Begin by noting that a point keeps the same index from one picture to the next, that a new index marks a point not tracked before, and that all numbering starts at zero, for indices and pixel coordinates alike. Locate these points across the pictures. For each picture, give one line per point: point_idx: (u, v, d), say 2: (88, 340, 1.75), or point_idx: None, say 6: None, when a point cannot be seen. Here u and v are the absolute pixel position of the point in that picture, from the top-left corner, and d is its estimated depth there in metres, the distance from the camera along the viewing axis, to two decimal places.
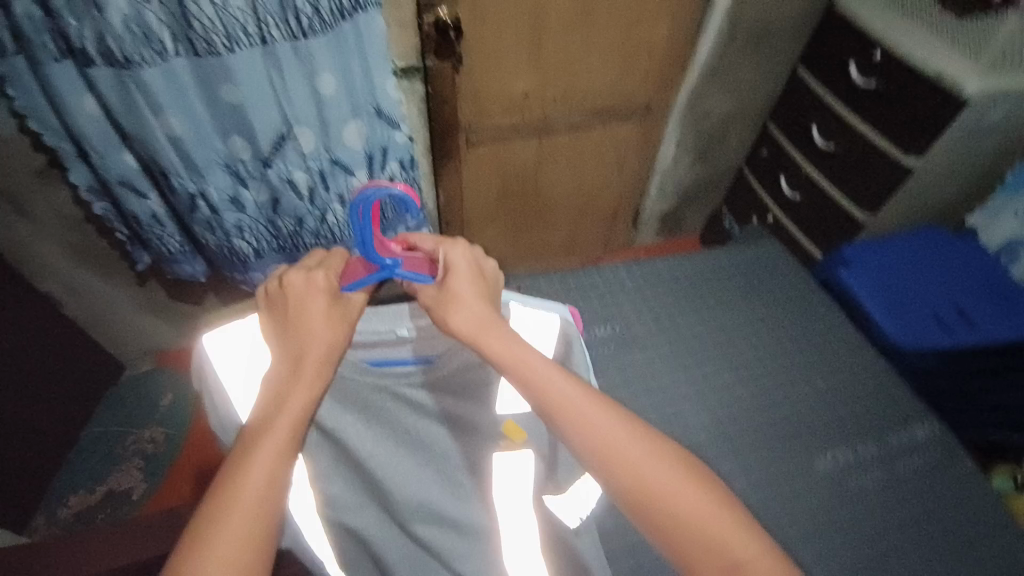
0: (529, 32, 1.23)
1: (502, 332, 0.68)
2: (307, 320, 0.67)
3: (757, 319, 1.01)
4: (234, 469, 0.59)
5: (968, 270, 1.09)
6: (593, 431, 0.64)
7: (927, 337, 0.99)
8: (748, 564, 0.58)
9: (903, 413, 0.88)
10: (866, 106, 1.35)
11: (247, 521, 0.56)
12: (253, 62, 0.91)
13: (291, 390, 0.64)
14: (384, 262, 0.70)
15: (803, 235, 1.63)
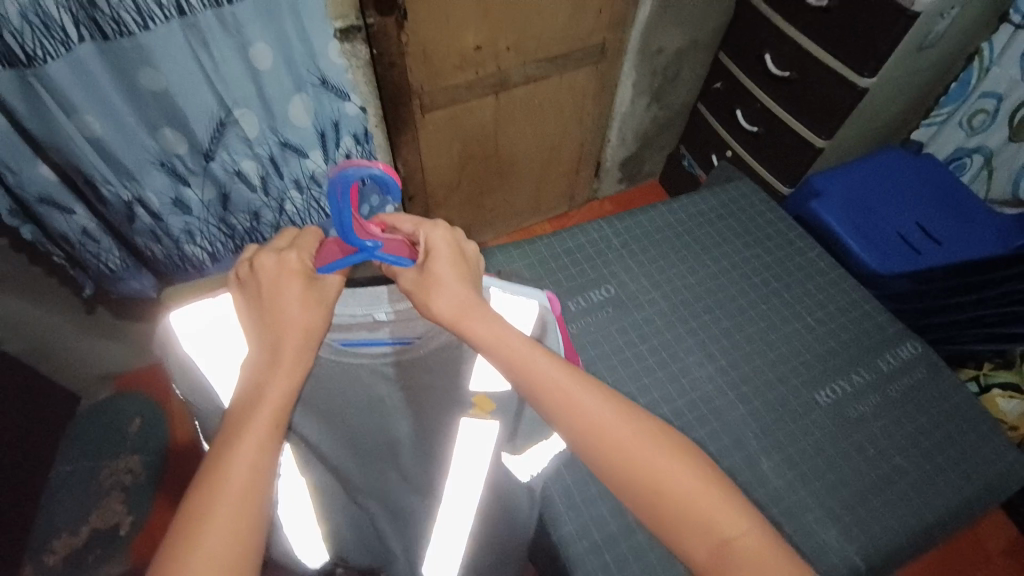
0: None
1: (486, 314, 0.62)
2: (277, 300, 0.59)
3: (746, 261, 1.01)
4: (212, 462, 0.53)
5: (915, 196, 1.13)
6: (581, 416, 0.62)
7: (901, 261, 1.04)
8: (737, 540, 0.58)
9: (889, 336, 0.93)
10: (816, 28, 1.31)
11: (237, 513, 0.51)
12: (176, 40, 0.78)
13: (268, 376, 0.57)
14: (364, 244, 0.61)
15: (764, 168, 1.65)
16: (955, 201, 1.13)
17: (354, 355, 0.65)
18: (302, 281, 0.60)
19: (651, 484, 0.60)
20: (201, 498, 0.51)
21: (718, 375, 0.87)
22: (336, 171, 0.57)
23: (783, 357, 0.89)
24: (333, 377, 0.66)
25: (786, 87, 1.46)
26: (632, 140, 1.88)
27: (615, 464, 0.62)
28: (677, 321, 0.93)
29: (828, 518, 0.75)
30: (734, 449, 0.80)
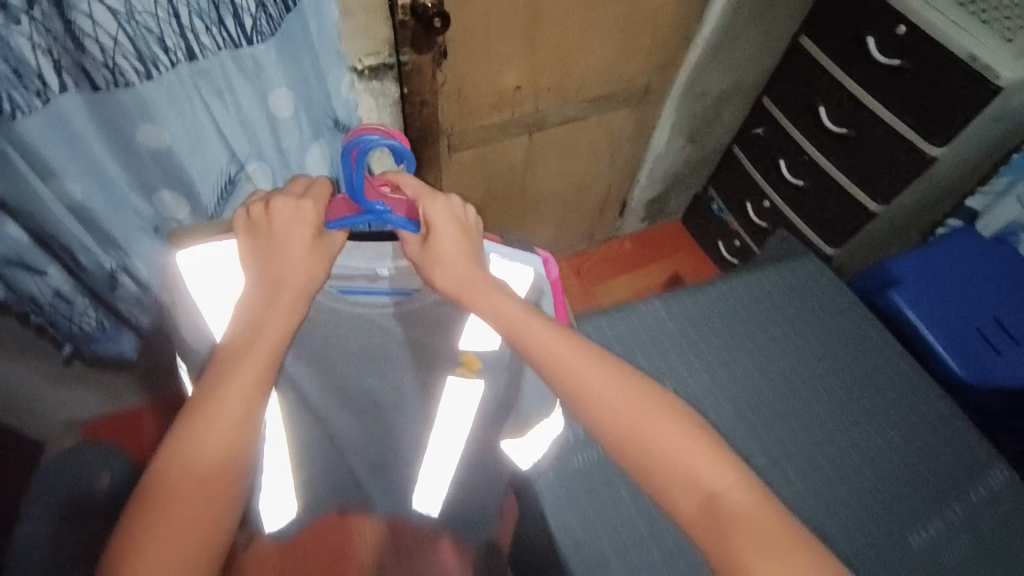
0: (523, 13, 0.98)
1: (484, 286, 0.66)
2: (284, 246, 0.62)
3: (818, 361, 0.93)
4: (209, 389, 0.60)
5: (997, 292, 1.03)
6: (584, 389, 0.68)
7: (991, 372, 0.94)
8: (724, 495, 0.64)
9: (975, 458, 0.87)
10: (885, 88, 1.20)
11: (228, 438, 0.59)
12: (186, 88, 0.65)
13: (269, 314, 0.62)
14: (372, 206, 0.66)
15: (808, 227, 1.55)
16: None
17: (359, 302, 0.72)
18: (312, 233, 0.64)
19: (643, 445, 0.67)
20: (200, 410, 0.59)
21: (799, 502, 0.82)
22: (359, 136, 0.63)
23: (861, 480, 0.84)
24: (342, 327, 0.74)
25: (841, 145, 1.35)
26: (662, 182, 1.77)
27: (608, 428, 0.68)
28: (748, 432, 0.86)
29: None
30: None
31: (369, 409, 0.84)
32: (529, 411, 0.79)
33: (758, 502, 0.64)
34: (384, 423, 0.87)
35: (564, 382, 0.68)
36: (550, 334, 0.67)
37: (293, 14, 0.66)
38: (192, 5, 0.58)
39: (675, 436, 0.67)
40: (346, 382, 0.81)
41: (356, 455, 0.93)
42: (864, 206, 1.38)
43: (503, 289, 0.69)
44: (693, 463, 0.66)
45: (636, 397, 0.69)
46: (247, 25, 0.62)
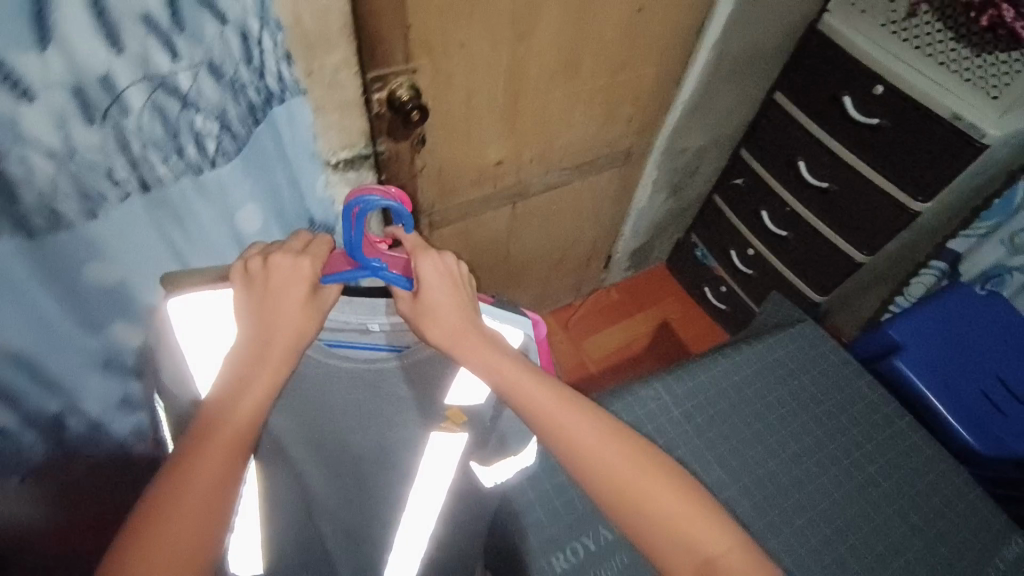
0: (504, 94, 0.95)
1: (478, 342, 0.64)
2: (277, 298, 0.60)
3: (832, 440, 0.89)
4: (192, 448, 0.56)
5: (1002, 350, 0.99)
6: (581, 449, 0.66)
7: (1011, 442, 0.90)
8: (721, 559, 0.65)
9: (1001, 534, 0.83)
10: (864, 146, 1.20)
11: (208, 491, 0.55)
12: (148, 213, 0.67)
13: (255, 372, 0.59)
14: (369, 262, 0.63)
15: (795, 275, 1.54)
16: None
17: (346, 359, 0.69)
18: (306, 292, 0.61)
19: (641, 509, 0.66)
20: (183, 462, 0.56)
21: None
22: (356, 196, 0.59)
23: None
24: (325, 383, 0.70)
25: (822, 198, 1.35)
26: (644, 233, 1.75)
27: (600, 484, 0.66)
28: (775, 535, 0.79)
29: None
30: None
31: (347, 468, 0.77)
32: (508, 444, 0.77)
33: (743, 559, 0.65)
34: (365, 492, 0.80)
35: (552, 436, 0.66)
36: (545, 392, 0.66)
37: (263, 123, 0.71)
38: (148, 138, 0.61)
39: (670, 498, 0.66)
40: (328, 440, 0.74)
41: (325, 522, 0.82)
42: (852, 257, 1.37)
43: (498, 343, 0.67)
44: (692, 527, 0.66)
45: (632, 455, 0.67)
46: (209, 149, 0.66)
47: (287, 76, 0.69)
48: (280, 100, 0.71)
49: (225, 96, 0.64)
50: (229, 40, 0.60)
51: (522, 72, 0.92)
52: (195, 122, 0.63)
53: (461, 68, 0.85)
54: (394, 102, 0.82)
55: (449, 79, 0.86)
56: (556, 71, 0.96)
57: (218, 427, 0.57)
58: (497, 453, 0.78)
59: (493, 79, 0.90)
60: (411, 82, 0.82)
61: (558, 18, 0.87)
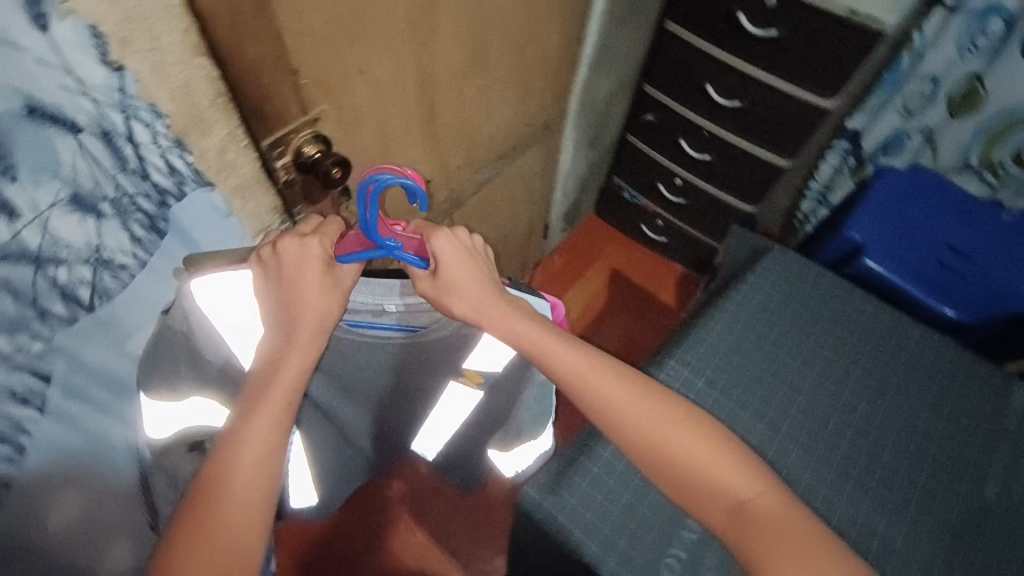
0: (419, 110, 0.82)
1: (502, 308, 0.62)
2: (293, 286, 0.59)
3: (839, 356, 0.91)
4: (236, 427, 0.58)
5: (941, 218, 1.08)
6: (611, 404, 0.62)
7: (980, 303, 0.99)
8: (749, 503, 0.58)
9: (999, 384, 0.90)
10: (767, 57, 1.22)
11: (251, 478, 0.57)
12: (84, 354, 0.63)
13: (286, 355, 0.60)
14: (383, 242, 0.60)
15: (724, 193, 1.57)
16: (965, 206, 1.10)
17: (365, 337, 0.71)
18: (321, 266, 0.60)
19: (672, 458, 0.61)
20: (231, 432, 0.58)
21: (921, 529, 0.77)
22: (370, 173, 0.57)
23: (938, 467, 0.82)
24: (349, 357, 0.74)
25: (735, 116, 1.37)
26: (572, 192, 1.69)
27: (625, 436, 0.62)
28: (832, 473, 0.80)
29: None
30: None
31: (374, 402, 0.85)
32: (523, 435, 0.82)
33: (784, 499, 0.59)
34: (392, 413, 0.89)
35: (577, 389, 0.63)
36: (573, 354, 0.63)
37: (159, 233, 0.62)
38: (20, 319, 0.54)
39: (700, 443, 0.61)
40: (362, 389, 0.82)
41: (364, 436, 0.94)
42: (776, 165, 1.40)
43: (525, 308, 0.64)
44: (717, 468, 0.60)
45: (663, 411, 0.63)
46: (85, 296, 0.59)
47: (183, 167, 0.59)
48: (181, 196, 0.61)
49: (94, 222, 0.55)
50: (87, 150, 0.51)
51: (431, 77, 0.79)
52: (64, 275, 0.56)
53: (371, 98, 0.72)
54: (301, 162, 0.68)
55: (356, 116, 0.72)
56: (467, 65, 0.84)
57: (256, 415, 0.58)
58: (521, 436, 0.82)
59: (405, 98, 0.77)
60: (314, 132, 0.67)
61: (456, 6, 0.74)
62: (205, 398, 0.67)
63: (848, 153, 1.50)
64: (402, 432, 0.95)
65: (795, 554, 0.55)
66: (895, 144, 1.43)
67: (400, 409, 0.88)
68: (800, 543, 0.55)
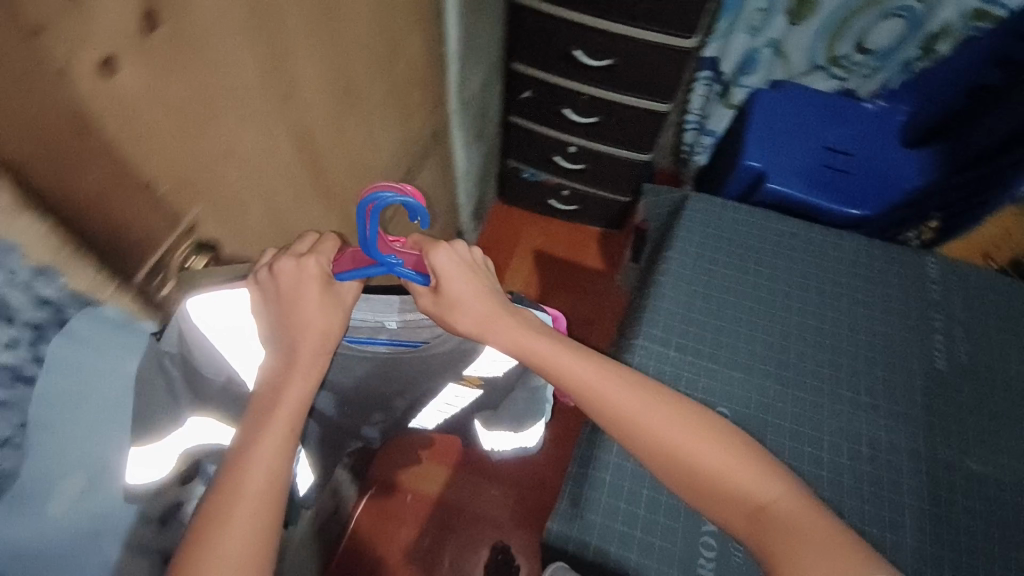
0: (303, 170, 0.72)
1: (506, 322, 0.62)
2: (294, 302, 0.55)
3: (779, 284, 0.95)
4: (235, 456, 0.52)
5: (817, 126, 1.15)
6: (620, 411, 0.61)
7: (872, 196, 1.07)
8: (770, 505, 0.56)
9: (913, 261, 0.98)
10: (623, 11, 1.22)
11: (259, 510, 0.49)
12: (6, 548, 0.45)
13: (286, 379, 0.55)
14: (385, 260, 0.58)
15: (618, 149, 1.58)
16: (832, 108, 1.18)
17: (360, 353, 0.68)
18: (321, 284, 0.56)
19: (688, 461, 0.59)
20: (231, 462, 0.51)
21: (901, 418, 0.83)
22: (368, 190, 0.54)
23: (892, 354, 0.89)
24: (344, 367, 0.72)
25: (608, 73, 1.37)
26: (474, 188, 1.64)
27: (639, 445, 0.61)
28: (811, 395, 0.84)
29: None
30: (969, 483, 0.79)
31: (376, 404, 0.82)
32: (506, 420, 0.78)
33: (803, 497, 0.58)
34: (394, 410, 0.86)
35: (584, 400, 0.62)
36: (582, 366, 0.62)
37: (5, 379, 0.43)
38: None
39: (712, 444, 0.60)
40: (362, 388, 0.77)
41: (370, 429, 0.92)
42: (658, 109, 1.42)
43: (529, 318, 0.64)
44: (733, 469, 0.58)
45: (681, 418, 0.61)
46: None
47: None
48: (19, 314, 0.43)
49: None
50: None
51: (306, 131, 0.70)
52: None
53: (248, 179, 0.62)
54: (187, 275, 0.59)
55: (230, 205, 0.61)
56: (337, 106, 0.75)
57: (259, 444, 0.52)
58: (504, 422, 0.79)
59: (285, 163, 0.68)
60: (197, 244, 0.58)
61: (308, 48, 0.64)
62: (203, 417, 0.61)
63: (712, 80, 1.55)
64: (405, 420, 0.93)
65: (818, 552, 0.53)
66: (750, 61, 1.46)
67: (401, 408, 0.86)
68: (827, 541, 0.53)
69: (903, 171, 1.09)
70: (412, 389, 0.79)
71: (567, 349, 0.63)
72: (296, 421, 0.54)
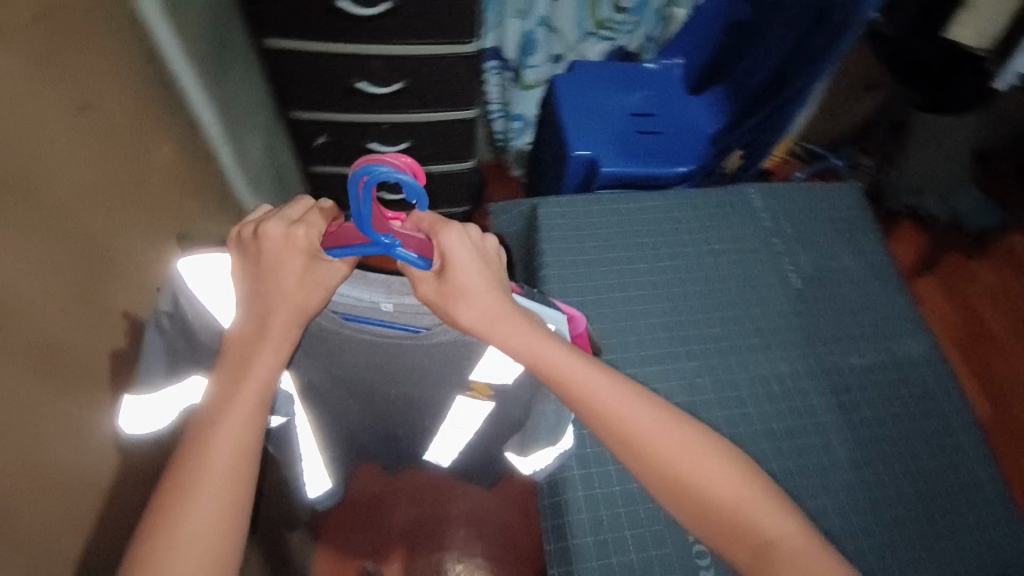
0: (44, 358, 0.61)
1: (518, 324, 0.54)
2: (270, 268, 0.51)
3: (652, 264, 1.00)
4: (209, 421, 0.51)
5: (620, 98, 1.19)
6: (644, 434, 0.57)
7: (688, 150, 1.15)
8: (781, 542, 0.54)
9: (742, 196, 1.08)
10: (392, 32, 1.12)
11: (226, 482, 0.49)
12: None
13: (253, 351, 0.51)
14: (382, 238, 0.51)
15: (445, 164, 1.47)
16: (625, 75, 1.23)
17: (356, 334, 0.58)
18: (305, 260, 0.52)
19: (699, 497, 0.55)
20: (201, 428, 0.51)
21: (791, 345, 0.92)
22: (362, 162, 0.48)
23: (760, 288, 0.98)
24: (343, 357, 0.63)
25: (403, 97, 1.26)
26: None
27: (656, 471, 0.56)
28: (716, 357, 0.90)
29: (916, 338, 0.95)
30: (860, 375, 0.90)
31: (377, 406, 0.77)
32: (539, 436, 0.72)
33: (810, 533, 0.55)
34: (395, 417, 0.81)
35: (606, 419, 0.57)
36: (605, 381, 0.57)
37: None
38: None
39: (731, 480, 0.56)
40: (362, 387, 0.71)
41: (382, 428, 0.86)
42: (460, 120, 1.34)
43: (537, 320, 0.56)
44: (747, 504, 0.55)
45: (703, 444, 0.57)
46: None
47: None
48: None
49: None
50: None
51: (47, 338, 0.61)
52: None
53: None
54: None
55: None
56: (76, 284, 0.67)
57: (226, 417, 0.50)
58: (538, 440, 0.72)
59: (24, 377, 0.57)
60: None
61: None
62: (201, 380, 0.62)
63: (502, 70, 1.52)
64: (416, 432, 0.87)
65: None
66: (531, 43, 1.44)
67: (408, 415, 0.80)
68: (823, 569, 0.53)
69: (700, 118, 1.20)
70: (411, 393, 0.73)
71: (561, 386, 0.55)
72: (265, 394, 0.52)
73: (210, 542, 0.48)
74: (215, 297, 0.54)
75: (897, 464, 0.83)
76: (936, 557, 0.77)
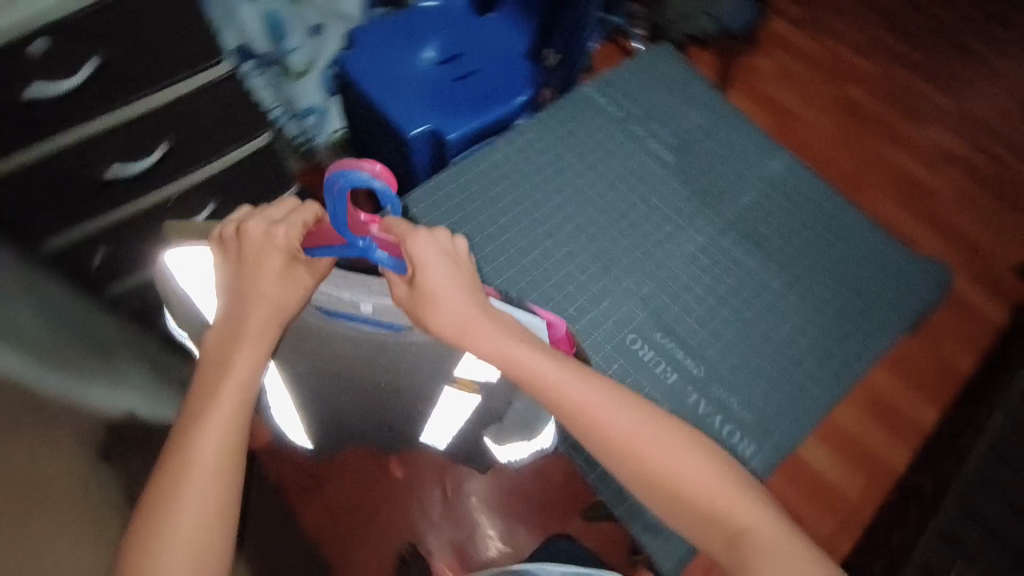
0: None
1: (489, 328, 0.53)
2: (248, 269, 0.52)
3: (552, 207, 0.98)
4: (196, 414, 0.55)
5: (425, 58, 1.15)
6: (616, 430, 0.57)
7: (520, 77, 1.13)
8: (753, 530, 0.54)
9: (587, 103, 1.09)
10: (112, 91, 0.85)
11: (214, 474, 0.54)
12: None
13: (235, 353, 0.54)
14: (357, 242, 0.52)
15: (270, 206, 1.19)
16: (417, 31, 1.18)
17: (335, 328, 0.55)
18: (285, 259, 0.53)
19: (673, 489, 0.56)
20: (187, 425, 0.55)
21: (694, 215, 1.00)
22: (336, 166, 0.49)
23: (648, 181, 1.02)
24: (321, 349, 0.59)
25: (176, 161, 0.99)
26: None
27: (631, 465, 0.57)
28: (648, 262, 0.95)
29: (778, 158, 1.07)
30: (757, 212, 1.01)
31: (365, 402, 0.71)
32: (518, 432, 0.70)
33: (780, 519, 0.56)
34: (383, 412, 0.76)
35: (580, 419, 0.57)
36: (585, 386, 0.57)
37: None
38: None
39: (706, 476, 0.57)
40: (348, 380, 0.65)
41: (373, 422, 0.82)
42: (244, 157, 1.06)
43: (512, 323, 0.55)
44: (719, 498, 0.56)
45: (676, 438, 0.58)
46: None
47: None
48: None
49: None
50: None
51: None
52: None
53: None
54: None
55: None
56: None
57: (209, 416, 0.54)
58: (513, 437, 0.71)
59: None
60: None
61: None
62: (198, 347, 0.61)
63: (264, 67, 1.25)
64: (404, 428, 0.82)
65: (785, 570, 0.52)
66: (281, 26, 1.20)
67: (397, 411, 0.74)
68: (797, 560, 0.53)
69: (511, 42, 1.20)
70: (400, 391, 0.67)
71: (532, 387, 0.55)
72: (248, 394, 0.55)
73: (203, 521, 0.54)
74: (201, 287, 0.54)
75: (816, 268, 0.97)
76: (869, 322, 0.94)
